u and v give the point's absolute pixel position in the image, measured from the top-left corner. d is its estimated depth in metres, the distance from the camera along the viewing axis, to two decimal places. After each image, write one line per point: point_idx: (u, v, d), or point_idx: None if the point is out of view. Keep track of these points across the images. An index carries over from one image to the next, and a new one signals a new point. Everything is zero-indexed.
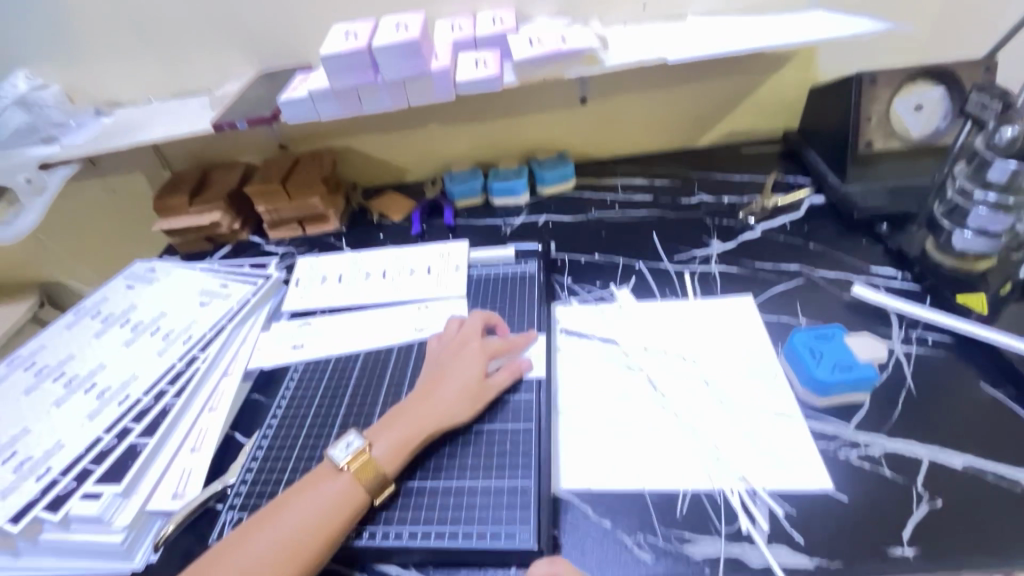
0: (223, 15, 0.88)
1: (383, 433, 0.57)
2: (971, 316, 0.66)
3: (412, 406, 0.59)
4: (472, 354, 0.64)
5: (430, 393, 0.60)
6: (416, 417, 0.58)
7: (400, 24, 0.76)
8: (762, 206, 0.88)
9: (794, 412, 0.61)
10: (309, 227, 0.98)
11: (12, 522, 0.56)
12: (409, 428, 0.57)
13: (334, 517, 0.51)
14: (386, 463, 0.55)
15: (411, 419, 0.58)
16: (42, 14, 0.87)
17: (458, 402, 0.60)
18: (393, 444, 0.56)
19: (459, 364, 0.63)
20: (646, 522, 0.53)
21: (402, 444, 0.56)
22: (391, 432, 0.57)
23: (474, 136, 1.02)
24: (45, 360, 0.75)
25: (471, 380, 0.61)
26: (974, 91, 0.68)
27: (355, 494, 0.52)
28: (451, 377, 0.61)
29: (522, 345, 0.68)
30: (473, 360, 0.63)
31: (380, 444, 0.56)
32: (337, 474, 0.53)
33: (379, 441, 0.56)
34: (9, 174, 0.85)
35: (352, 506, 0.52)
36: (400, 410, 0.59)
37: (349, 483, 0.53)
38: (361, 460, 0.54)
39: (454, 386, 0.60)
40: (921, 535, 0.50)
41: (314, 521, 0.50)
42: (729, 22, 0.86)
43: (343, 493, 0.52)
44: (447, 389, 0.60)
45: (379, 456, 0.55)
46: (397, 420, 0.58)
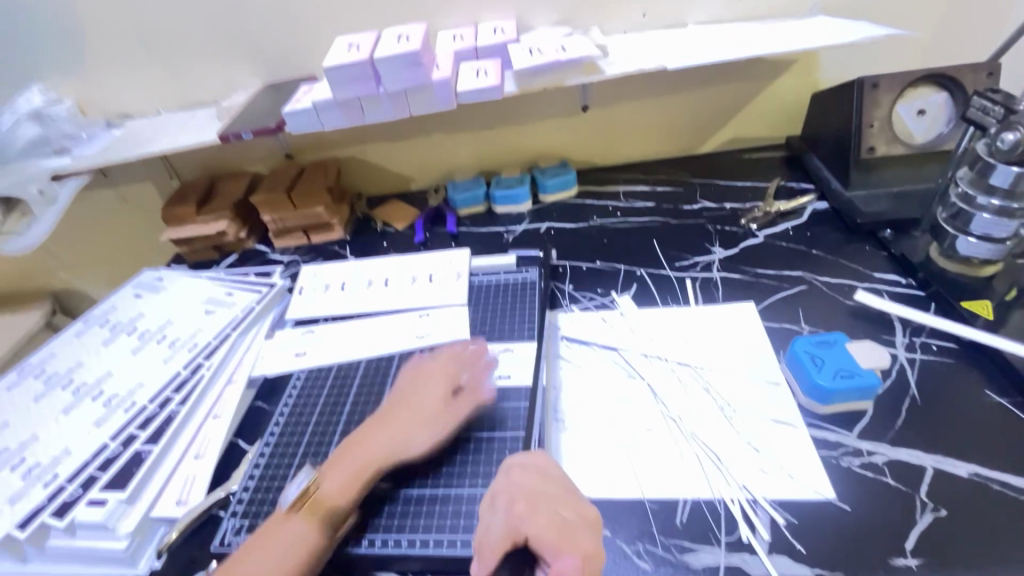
0: (230, 29, 0.89)
1: (332, 468, 0.56)
2: (977, 322, 0.65)
3: (364, 438, 0.58)
4: (436, 382, 0.63)
5: (389, 422, 0.59)
6: (368, 450, 0.57)
7: (402, 35, 0.77)
8: (765, 212, 0.88)
9: (796, 420, 0.60)
10: (314, 236, 0.99)
11: (19, 528, 0.57)
12: (360, 459, 0.56)
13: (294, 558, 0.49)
14: (337, 497, 0.53)
15: (360, 453, 0.56)
16: (55, 30, 0.89)
17: (419, 430, 0.59)
18: (344, 478, 0.54)
19: (420, 393, 0.62)
20: (646, 531, 0.53)
21: (352, 478, 0.54)
22: (341, 468, 0.55)
23: (476, 145, 1.02)
24: (54, 368, 0.76)
25: (431, 408, 0.60)
26: (976, 95, 0.67)
27: (309, 535, 0.51)
28: (411, 405, 0.61)
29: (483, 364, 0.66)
30: (436, 388, 0.62)
31: (329, 481, 0.54)
32: (291, 515, 0.52)
33: (328, 476, 0.55)
34: (21, 187, 0.87)
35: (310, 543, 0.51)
36: (352, 442, 0.58)
37: (303, 522, 0.52)
38: (312, 498, 0.53)
39: (415, 416, 0.60)
40: (925, 545, 0.49)
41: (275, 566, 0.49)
42: (729, 29, 0.86)
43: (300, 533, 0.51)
44: (407, 418, 0.59)
45: (331, 491, 0.54)
46: (348, 454, 0.57)
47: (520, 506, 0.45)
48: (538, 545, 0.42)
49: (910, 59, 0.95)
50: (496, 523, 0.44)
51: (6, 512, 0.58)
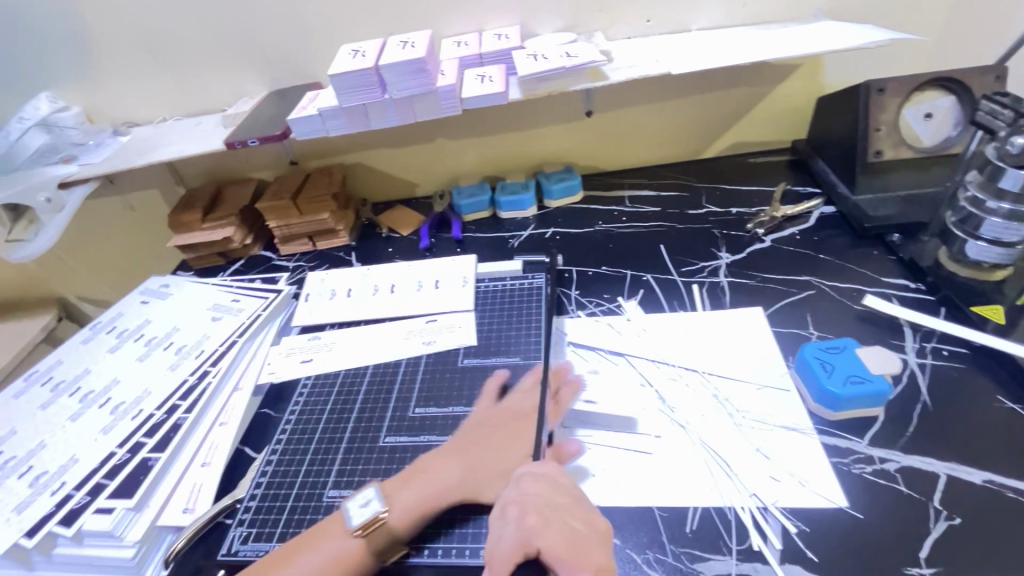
0: (236, 37, 0.90)
1: (411, 491, 0.55)
2: (988, 327, 0.65)
3: (456, 462, 0.57)
4: (538, 420, 0.61)
5: (480, 451, 0.58)
6: (451, 478, 0.56)
7: (406, 43, 0.78)
8: (771, 216, 0.87)
9: (806, 426, 0.60)
10: (320, 242, 0.99)
11: (27, 536, 0.57)
12: (436, 485, 0.55)
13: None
14: (403, 525, 0.53)
15: (445, 478, 0.56)
16: (62, 39, 0.89)
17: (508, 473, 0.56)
18: (416, 506, 0.54)
19: (523, 424, 0.60)
20: (656, 539, 0.53)
21: (421, 508, 0.54)
22: (419, 494, 0.55)
23: (481, 151, 1.03)
24: (62, 375, 0.77)
25: (527, 440, 0.57)
26: (985, 99, 0.66)
27: (357, 562, 0.51)
28: (513, 436, 0.59)
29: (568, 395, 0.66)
30: (536, 427, 0.60)
31: (402, 505, 0.54)
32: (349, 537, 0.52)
33: (400, 503, 0.54)
34: (29, 194, 0.86)
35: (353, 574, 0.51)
36: (429, 462, 0.58)
37: (357, 547, 0.52)
38: (374, 524, 0.53)
39: (512, 452, 0.58)
40: (939, 554, 0.48)
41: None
42: (735, 34, 0.86)
43: (348, 558, 0.51)
44: (502, 452, 0.58)
45: (396, 520, 0.53)
46: (432, 479, 0.56)
47: (531, 519, 0.44)
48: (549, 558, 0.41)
49: (916, 63, 0.95)
50: (506, 535, 0.44)
51: (14, 520, 0.58)
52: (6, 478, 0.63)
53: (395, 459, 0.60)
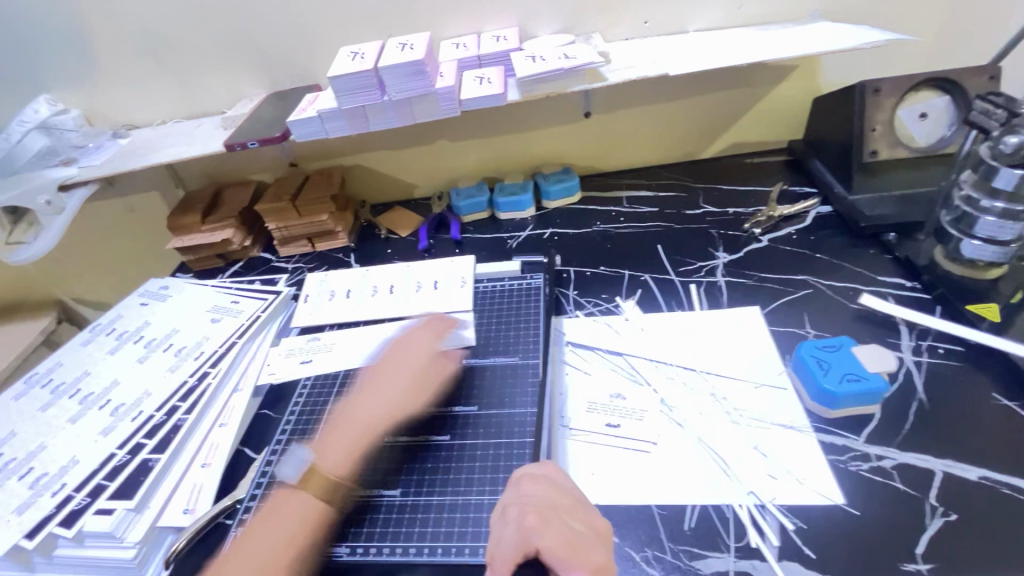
0: (235, 39, 0.90)
1: (335, 442, 0.61)
2: (983, 325, 0.65)
3: (358, 408, 0.64)
4: (419, 349, 0.70)
5: (375, 390, 0.65)
6: (358, 418, 0.63)
7: (405, 45, 0.78)
8: (768, 215, 0.88)
9: (803, 424, 0.60)
10: (319, 243, 1.00)
11: (27, 537, 0.57)
12: (356, 428, 0.62)
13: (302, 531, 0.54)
14: (342, 466, 0.59)
15: (355, 423, 0.62)
16: (62, 43, 0.90)
17: (407, 396, 0.65)
18: (346, 449, 0.60)
19: (405, 360, 0.68)
20: (654, 537, 0.53)
21: (349, 452, 0.60)
22: (342, 441, 0.61)
23: (480, 152, 1.03)
24: (62, 377, 0.77)
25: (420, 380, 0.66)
26: (978, 98, 0.67)
27: (315, 506, 0.56)
28: (398, 369, 0.67)
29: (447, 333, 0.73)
30: (421, 356, 0.69)
31: (332, 454, 0.60)
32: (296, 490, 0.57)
33: (329, 452, 0.60)
34: (28, 197, 0.86)
35: (318, 513, 0.55)
36: (344, 415, 0.64)
37: (309, 495, 0.56)
38: (315, 471, 0.58)
39: (400, 380, 0.66)
40: (936, 550, 0.49)
41: (283, 542, 0.53)
42: (731, 35, 0.87)
43: (307, 506, 0.55)
44: (394, 385, 0.65)
45: (334, 463, 0.59)
46: (348, 425, 0.62)
47: (531, 518, 0.44)
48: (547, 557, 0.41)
49: (911, 63, 0.96)
50: (507, 536, 0.44)
51: (14, 522, 0.58)
52: (6, 479, 0.63)
53: (395, 459, 0.61)
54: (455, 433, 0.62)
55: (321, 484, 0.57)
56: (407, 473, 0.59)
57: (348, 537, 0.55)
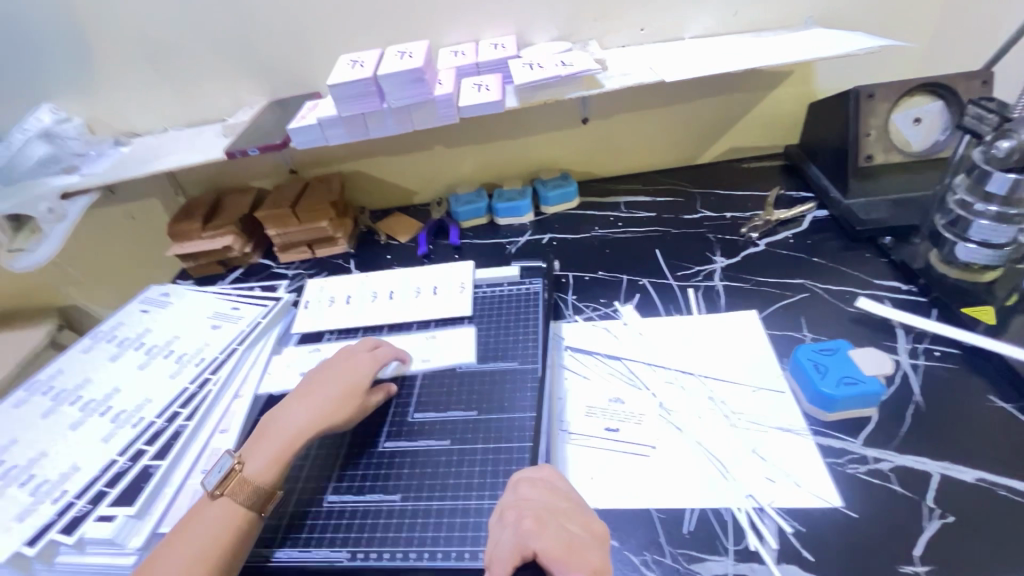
0: (236, 48, 0.91)
1: (258, 450, 0.59)
2: (979, 328, 0.66)
3: (285, 415, 0.62)
4: (360, 361, 0.68)
5: (306, 399, 0.63)
6: (282, 428, 0.60)
7: (404, 53, 0.79)
8: (765, 220, 0.88)
9: (801, 427, 0.60)
10: (319, 250, 1.00)
11: (29, 544, 0.57)
12: (283, 437, 0.60)
13: (216, 542, 0.52)
14: (261, 475, 0.56)
15: (279, 432, 0.60)
16: (63, 52, 0.90)
17: (336, 407, 0.63)
18: (268, 459, 0.58)
19: (343, 372, 0.66)
20: (653, 540, 0.53)
21: (274, 462, 0.58)
22: (263, 450, 0.59)
23: (479, 158, 1.04)
24: (63, 384, 0.77)
25: (353, 389, 0.65)
26: (971, 104, 0.68)
27: (232, 516, 0.54)
28: (333, 380, 0.65)
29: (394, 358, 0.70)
30: (359, 367, 0.67)
31: (253, 462, 0.58)
32: (214, 500, 0.55)
33: (250, 460, 0.58)
34: (31, 205, 0.87)
35: (234, 524, 0.53)
36: (272, 423, 0.62)
37: (226, 505, 0.54)
38: (234, 480, 0.56)
39: (333, 391, 0.64)
40: (933, 551, 0.49)
41: (197, 553, 0.51)
42: (726, 42, 0.88)
43: (223, 516, 0.54)
44: (325, 396, 0.63)
45: (254, 472, 0.57)
46: (271, 433, 0.60)
47: (527, 522, 0.44)
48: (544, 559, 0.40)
49: (906, 69, 0.97)
50: (505, 539, 0.44)
51: (15, 528, 0.58)
52: (7, 486, 0.63)
53: (396, 464, 0.61)
54: (454, 438, 0.62)
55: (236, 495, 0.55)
56: (408, 478, 0.59)
57: (349, 542, 0.55)
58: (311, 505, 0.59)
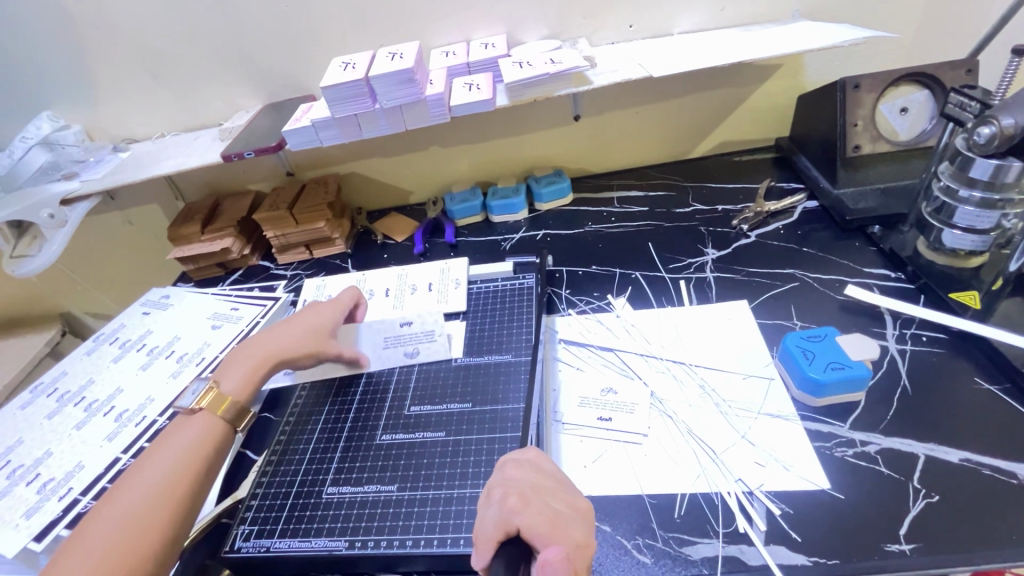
0: (232, 53, 0.93)
1: (231, 369, 0.62)
2: (966, 313, 0.66)
3: (254, 345, 0.65)
4: (322, 307, 0.72)
5: (274, 332, 0.67)
6: (254, 352, 0.64)
7: (395, 54, 0.80)
8: (756, 211, 0.89)
9: (790, 413, 0.61)
10: (316, 251, 1.02)
11: (36, 540, 0.58)
12: (255, 358, 0.63)
13: (195, 452, 0.54)
14: (236, 393, 0.60)
15: (253, 355, 0.64)
16: (62, 61, 0.92)
17: (301, 344, 0.66)
18: (241, 379, 0.61)
19: (311, 314, 0.71)
20: (645, 525, 0.54)
21: (247, 380, 0.61)
22: (237, 369, 0.62)
23: (472, 157, 1.05)
24: (67, 386, 0.78)
25: (319, 327, 0.69)
26: (953, 92, 0.68)
27: (210, 429, 0.56)
28: (299, 320, 0.69)
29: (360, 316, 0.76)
30: (323, 312, 0.71)
31: (227, 381, 0.61)
32: (192, 416, 0.57)
33: (224, 378, 0.61)
34: (33, 211, 0.87)
35: (213, 437, 0.56)
36: (248, 346, 0.65)
37: (207, 418, 0.57)
38: (210, 396, 0.58)
39: (298, 329, 0.68)
40: (918, 530, 0.50)
41: (182, 458, 0.53)
42: (714, 36, 0.89)
43: (203, 427, 0.56)
44: (292, 331, 0.67)
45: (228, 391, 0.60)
46: (243, 357, 0.63)
47: (513, 499, 0.45)
48: (529, 534, 0.41)
49: (893, 59, 0.97)
50: (489, 515, 0.44)
51: (22, 525, 0.60)
52: (14, 485, 0.65)
53: (391, 456, 0.62)
54: (449, 430, 0.64)
55: (215, 408, 0.58)
56: (404, 469, 0.61)
57: (347, 531, 0.56)
58: (306, 499, 0.60)
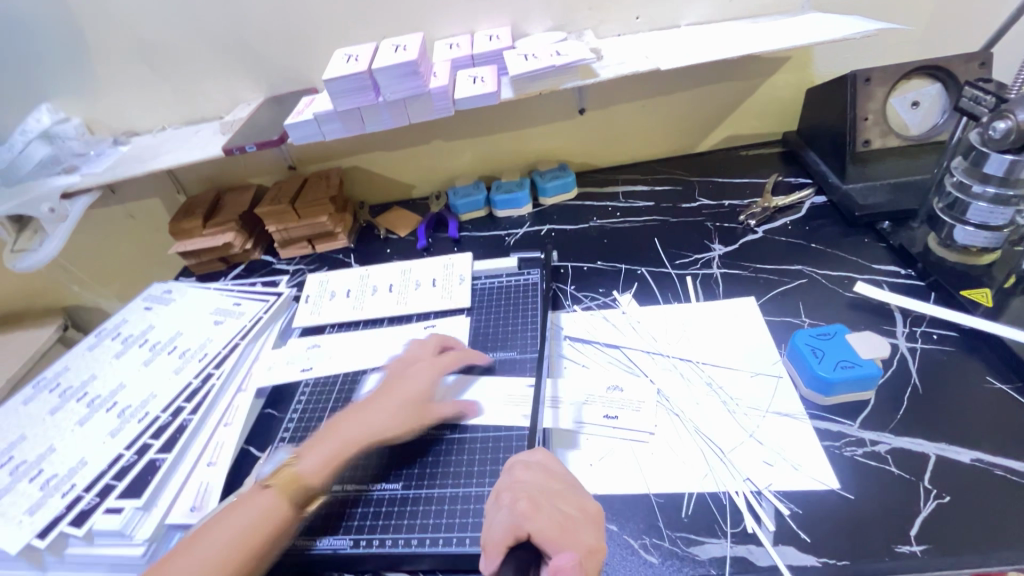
0: (232, 45, 0.91)
1: (315, 447, 0.58)
2: (977, 310, 0.66)
3: (344, 422, 0.60)
4: (417, 371, 0.65)
5: (371, 405, 0.61)
6: (345, 428, 0.59)
7: (400, 46, 0.79)
8: (763, 207, 0.88)
9: (798, 412, 0.61)
10: (318, 245, 1.01)
11: (40, 536, 0.58)
12: (343, 437, 0.58)
13: (254, 532, 0.50)
14: (312, 475, 0.55)
15: (342, 434, 0.58)
16: (62, 53, 0.91)
17: (397, 419, 0.60)
18: (324, 458, 0.56)
19: (410, 379, 0.64)
20: (652, 525, 0.54)
21: (329, 460, 0.56)
22: (320, 447, 0.57)
23: (476, 151, 1.04)
24: (69, 381, 0.78)
25: (420, 398, 0.62)
26: (967, 85, 0.67)
27: (278, 510, 0.52)
28: (394, 393, 0.62)
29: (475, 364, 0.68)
30: (419, 377, 0.64)
31: (307, 459, 0.56)
32: (262, 491, 0.54)
33: (305, 455, 0.57)
34: (33, 205, 0.87)
35: (277, 519, 0.52)
36: (343, 418, 0.60)
37: (276, 497, 0.53)
38: (287, 474, 0.55)
39: (397, 401, 0.61)
40: (929, 531, 0.49)
41: (238, 537, 0.50)
42: (722, 28, 0.87)
43: (269, 506, 0.52)
44: (391, 403, 0.61)
45: (304, 470, 0.55)
46: (330, 434, 0.59)
47: (523, 504, 0.45)
48: (539, 539, 0.42)
49: (904, 52, 0.96)
50: (499, 519, 0.44)
51: (25, 521, 0.60)
52: (17, 482, 0.64)
53: (394, 453, 0.62)
54: (455, 427, 0.63)
55: (287, 488, 0.53)
56: (407, 467, 0.60)
57: (351, 530, 0.56)
58: (366, 502, 0.58)
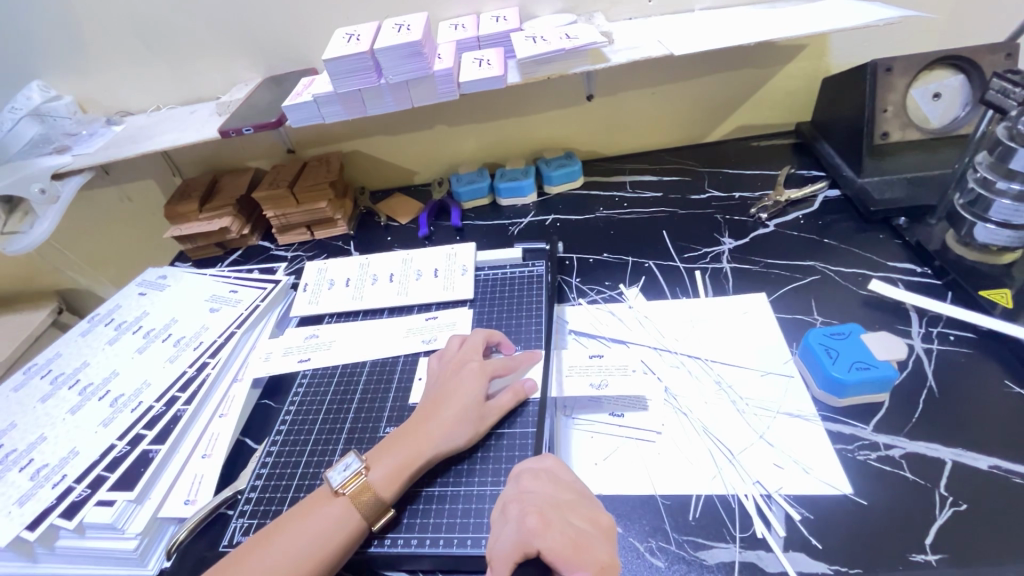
0: (229, 22, 0.88)
1: (382, 457, 0.55)
2: (996, 311, 0.63)
3: (408, 432, 0.57)
4: (471, 374, 0.60)
5: (430, 414, 0.58)
6: (409, 440, 0.56)
7: (402, 26, 0.76)
8: (776, 200, 0.86)
9: (810, 413, 0.59)
10: (318, 232, 0.98)
11: (29, 529, 0.56)
12: (409, 450, 0.55)
13: (319, 547, 0.49)
14: (383, 487, 0.53)
15: (408, 444, 0.55)
16: (53, 27, 0.88)
17: (458, 428, 0.57)
18: (393, 468, 0.54)
19: (463, 383, 0.60)
20: (659, 527, 0.52)
21: (398, 470, 0.54)
22: (389, 456, 0.55)
23: (480, 137, 1.01)
24: (61, 368, 0.76)
25: (477, 404, 0.58)
26: (995, 77, 0.64)
27: (347, 521, 0.51)
28: (451, 400, 0.58)
29: (526, 364, 0.64)
30: (472, 380, 0.60)
31: (376, 470, 0.54)
32: (334, 499, 0.52)
33: (375, 465, 0.54)
34: (24, 185, 0.83)
35: (345, 534, 0.50)
36: (406, 429, 0.57)
37: (346, 507, 0.51)
38: (356, 484, 0.53)
39: (455, 409, 0.57)
40: (945, 541, 0.48)
41: (303, 552, 0.48)
42: (738, 13, 0.84)
43: (339, 519, 0.51)
44: (449, 411, 0.57)
45: (375, 482, 0.53)
46: (394, 446, 0.56)
47: (532, 520, 0.43)
48: (550, 558, 0.40)
49: (923, 42, 0.93)
50: (507, 534, 0.43)
51: (13, 513, 0.58)
52: (7, 471, 0.63)
53: None
54: None
55: (357, 500, 0.52)
56: None
57: None
58: (416, 500, 0.55)
